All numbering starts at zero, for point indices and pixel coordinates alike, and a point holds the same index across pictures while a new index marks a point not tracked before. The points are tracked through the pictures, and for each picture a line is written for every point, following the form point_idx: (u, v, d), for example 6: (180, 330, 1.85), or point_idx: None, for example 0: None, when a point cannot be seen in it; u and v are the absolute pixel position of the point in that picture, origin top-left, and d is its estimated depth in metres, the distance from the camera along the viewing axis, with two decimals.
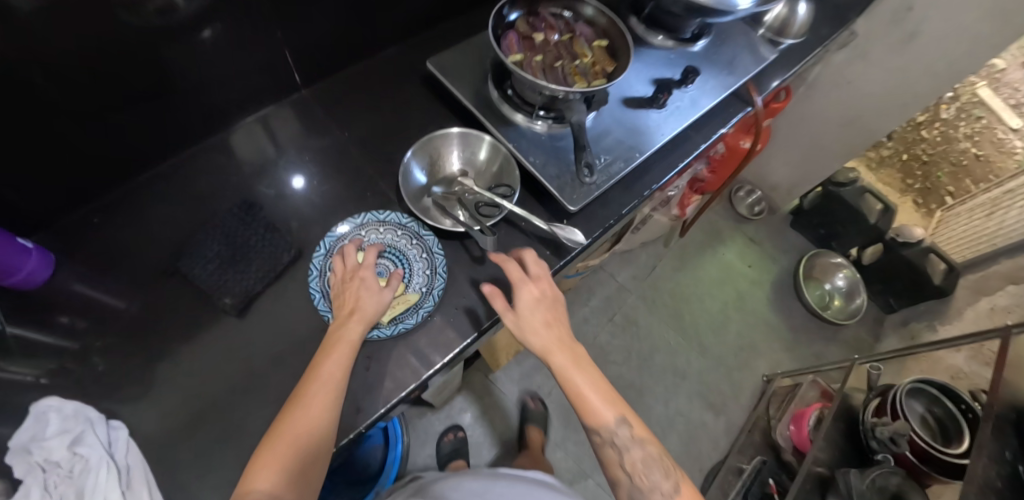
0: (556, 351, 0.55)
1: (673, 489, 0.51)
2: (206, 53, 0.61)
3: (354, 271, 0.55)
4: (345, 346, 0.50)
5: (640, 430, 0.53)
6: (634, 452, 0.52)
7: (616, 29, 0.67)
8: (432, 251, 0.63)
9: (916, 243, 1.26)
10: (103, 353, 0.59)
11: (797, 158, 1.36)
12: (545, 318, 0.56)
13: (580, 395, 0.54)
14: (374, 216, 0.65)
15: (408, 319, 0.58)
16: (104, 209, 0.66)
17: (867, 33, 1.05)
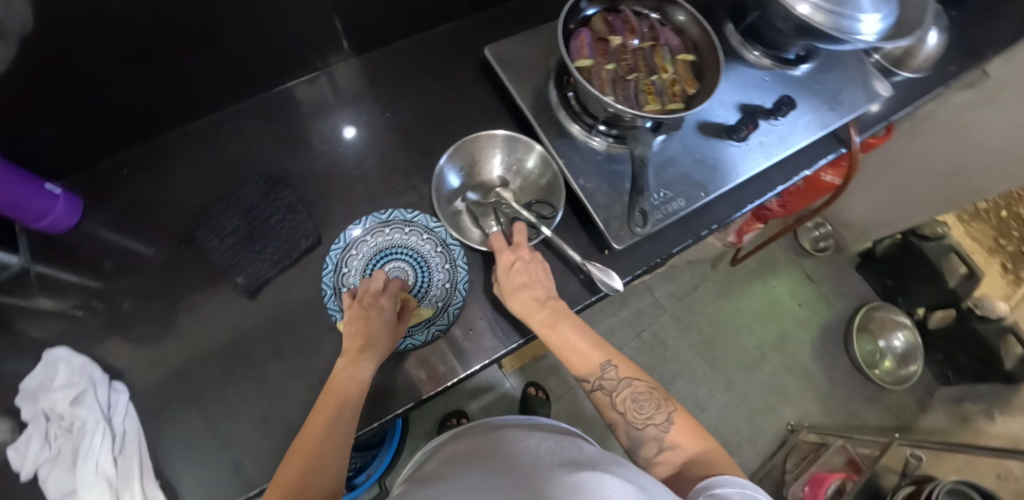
0: (531, 304, 0.51)
1: (668, 420, 0.46)
2: (239, 14, 0.59)
3: (372, 298, 0.51)
4: (354, 388, 0.47)
5: (624, 368, 0.49)
6: (623, 390, 0.48)
7: (709, 43, 0.58)
8: (456, 263, 0.59)
9: (996, 319, 1.13)
10: (123, 307, 0.62)
11: (879, 198, 1.22)
12: (518, 274, 0.52)
13: (562, 348, 0.50)
14: (402, 214, 0.60)
15: (418, 336, 0.55)
16: (134, 160, 0.68)
17: (1001, 77, 0.89)
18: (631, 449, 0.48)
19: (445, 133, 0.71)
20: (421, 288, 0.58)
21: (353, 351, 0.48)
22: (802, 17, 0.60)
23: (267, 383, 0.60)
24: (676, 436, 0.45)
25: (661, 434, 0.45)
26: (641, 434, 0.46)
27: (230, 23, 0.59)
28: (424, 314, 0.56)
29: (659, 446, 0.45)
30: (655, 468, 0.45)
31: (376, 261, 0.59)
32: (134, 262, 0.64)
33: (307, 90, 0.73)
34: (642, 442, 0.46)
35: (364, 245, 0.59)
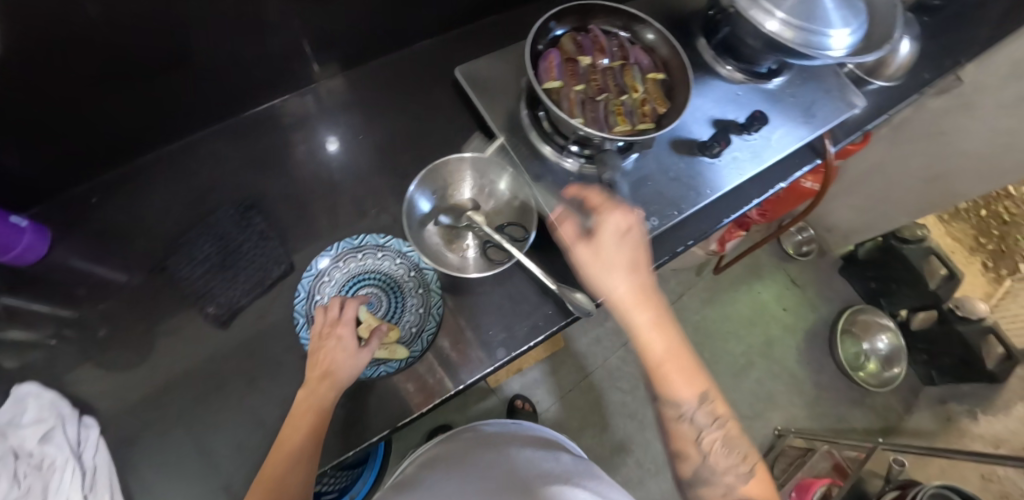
0: (638, 304, 0.47)
1: (748, 473, 0.44)
2: (204, 37, 0.58)
3: (330, 329, 0.50)
4: (314, 416, 0.47)
5: (719, 407, 0.45)
6: (713, 429, 0.44)
7: (677, 62, 0.59)
8: (429, 288, 0.59)
9: (976, 320, 1.14)
10: (94, 339, 0.61)
11: (860, 203, 1.23)
12: (633, 258, 0.48)
13: (657, 359, 0.46)
14: (374, 239, 0.61)
15: (391, 362, 0.56)
16: (103, 188, 0.67)
17: (978, 83, 0.89)
18: (691, 484, 0.45)
19: (420, 155, 0.71)
20: (395, 314, 0.59)
21: (315, 379, 0.49)
22: (771, 33, 0.61)
23: (240, 413, 0.59)
24: (750, 490, 0.43)
25: (734, 486, 0.43)
26: (712, 476, 0.44)
27: (196, 45, 0.58)
28: (397, 340, 0.57)
29: (726, 492, 0.43)
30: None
31: (349, 287, 0.59)
32: (105, 291, 0.63)
33: (279, 113, 0.72)
34: (708, 483, 0.44)
35: (336, 272, 0.59)
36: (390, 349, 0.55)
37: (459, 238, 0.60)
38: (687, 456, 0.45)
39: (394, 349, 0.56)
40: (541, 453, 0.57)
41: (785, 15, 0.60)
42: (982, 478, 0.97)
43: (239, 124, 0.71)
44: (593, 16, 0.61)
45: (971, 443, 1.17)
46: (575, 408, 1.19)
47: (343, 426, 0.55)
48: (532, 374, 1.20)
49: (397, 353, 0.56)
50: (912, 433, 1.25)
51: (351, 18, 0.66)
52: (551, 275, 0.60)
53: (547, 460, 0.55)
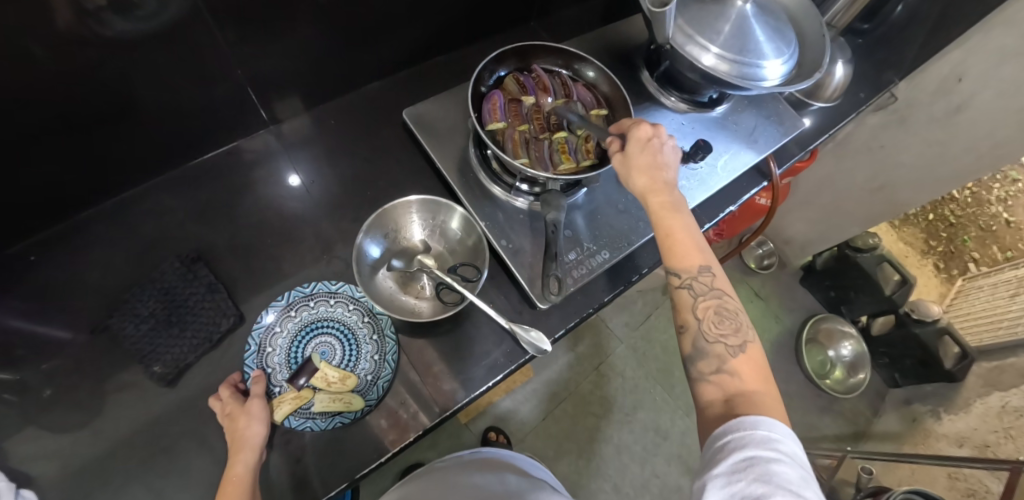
0: (658, 190, 0.50)
1: (740, 348, 0.43)
2: (144, 87, 0.57)
3: (229, 402, 0.53)
4: (244, 487, 0.47)
5: (720, 281, 0.46)
6: (708, 298, 0.45)
7: (619, 97, 0.61)
8: (384, 334, 0.59)
9: (931, 322, 1.19)
10: (28, 407, 0.58)
11: (814, 215, 1.28)
12: (656, 161, 0.51)
13: (667, 234, 0.48)
14: (327, 286, 0.60)
15: (347, 413, 0.55)
16: (42, 246, 0.64)
17: (909, 99, 0.93)
18: (687, 357, 0.44)
19: (372, 197, 0.72)
20: (350, 363, 0.58)
21: (230, 455, 0.49)
22: (708, 67, 0.63)
23: (189, 477, 0.56)
24: (739, 365, 0.42)
25: (726, 357, 0.42)
26: (707, 347, 0.43)
27: (139, 93, 0.58)
28: (353, 389, 0.56)
29: (718, 365, 0.42)
30: (706, 384, 0.41)
31: (301, 336, 0.58)
32: (43, 356, 0.60)
33: (228, 161, 0.72)
34: (702, 354, 0.43)
35: (288, 322, 0.59)
36: (349, 400, 0.55)
37: (414, 282, 0.60)
38: (685, 326, 0.45)
39: (349, 399, 0.55)
40: (488, 478, 0.61)
41: (719, 50, 0.63)
42: (949, 471, 0.96)
43: (189, 174, 0.71)
44: (535, 57, 0.63)
45: (937, 443, 1.11)
46: (549, 437, 1.18)
47: (300, 479, 0.54)
48: (504, 405, 1.19)
49: (353, 403, 0.55)
50: (881, 436, 1.28)
51: (295, 64, 0.67)
52: (508, 313, 0.60)
53: (493, 485, 0.59)
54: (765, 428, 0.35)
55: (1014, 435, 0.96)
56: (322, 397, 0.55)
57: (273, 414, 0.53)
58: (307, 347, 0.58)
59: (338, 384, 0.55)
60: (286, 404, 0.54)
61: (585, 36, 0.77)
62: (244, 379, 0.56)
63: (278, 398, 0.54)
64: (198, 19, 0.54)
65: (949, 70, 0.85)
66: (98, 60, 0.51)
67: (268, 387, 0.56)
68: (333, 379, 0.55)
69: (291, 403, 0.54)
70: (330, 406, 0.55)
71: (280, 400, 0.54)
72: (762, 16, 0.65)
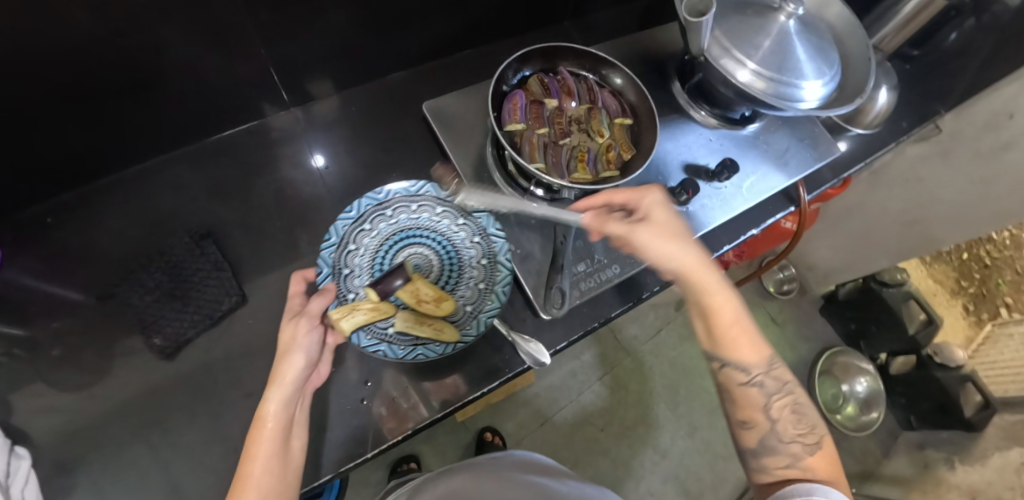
0: (705, 275, 0.49)
1: (816, 446, 0.47)
2: (169, 61, 0.57)
3: (288, 311, 0.49)
4: (276, 427, 0.43)
5: (785, 372, 0.49)
6: (782, 398, 0.48)
7: (645, 106, 0.59)
8: (496, 260, 0.56)
9: (954, 367, 1.16)
10: (31, 367, 0.59)
11: (842, 244, 1.24)
12: (668, 243, 0.49)
13: (716, 321, 0.49)
14: (436, 190, 0.58)
15: (432, 345, 0.53)
16: (59, 209, 0.65)
17: (954, 132, 0.89)
18: (751, 451, 0.48)
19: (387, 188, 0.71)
20: (449, 284, 0.56)
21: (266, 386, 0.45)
22: (743, 83, 0.60)
23: (178, 452, 0.57)
24: (815, 462, 0.45)
25: (801, 455, 0.46)
26: (780, 445, 0.47)
27: (162, 66, 0.58)
28: (447, 315, 0.54)
29: (789, 461, 0.46)
30: (770, 476, 0.46)
31: (395, 239, 0.57)
32: (52, 316, 0.61)
33: (247, 139, 0.72)
34: (771, 450, 0.47)
35: (382, 221, 0.57)
36: (440, 328, 0.53)
37: None
38: (751, 422, 0.48)
39: (441, 328, 0.53)
40: (549, 480, 0.63)
41: (756, 66, 0.60)
42: None
43: (207, 148, 0.71)
44: (561, 58, 0.61)
45: (947, 493, 1.06)
46: (546, 444, 1.17)
47: None
48: (502, 406, 1.18)
49: (445, 334, 0.53)
50: (888, 479, 1.23)
51: (321, 49, 0.67)
52: (511, 319, 0.59)
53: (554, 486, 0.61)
54: (820, 494, 0.41)
55: None
56: (410, 317, 0.52)
57: (343, 320, 0.48)
58: (400, 253, 0.57)
59: (431, 304, 0.53)
60: (360, 314, 0.50)
61: (619, 41, 0.75)
62: (317, 274, 0.53)
63: (354, 305, 0.50)
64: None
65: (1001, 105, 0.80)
66: (124, 32, 0.51)
67: (344, 289, 0.54)
68: (427, 297, 0.53)
69: (366, 314, 0.50)
70: (418, 329, 0.52)
71: (355, 309, 0.50)
72: (806, 34, 0.62)
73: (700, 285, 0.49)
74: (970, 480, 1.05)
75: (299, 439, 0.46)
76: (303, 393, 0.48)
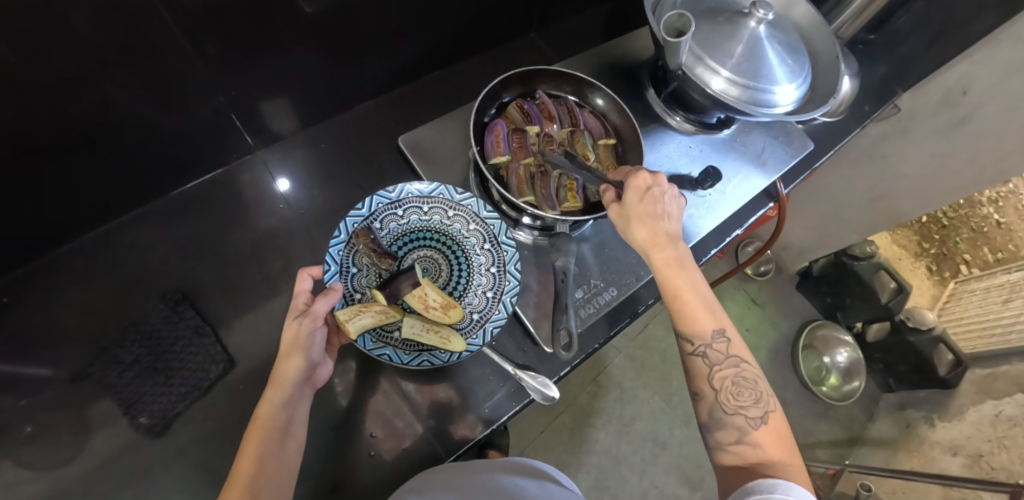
0: (666, 248, 0.47)
1: (762, 419, 0.43)
2: (120, 121, 0.55)
3: (291, 308, 0.47)
4: (272, 428, 0.42)
5: (736, 346, 0.45)
6: (726, 368, 0.44)
7: (628, 126, 0.58)
8: (506, 269, 0.55)
9: (926, 330, 1.21)
10: (17, 458, 0.59)
11: (812, 223, 1.27)
12: (656, 212, 0.47)
13: (677, 295, 0.46)
14: (448, 193, 0.56)
15: (437, 354, 0.51)
16: (15, 287, 0.62)
17: (912, 110, 0.91)
18: (704, 424, 0.45)
19: None
20: (457, 290, 0.55)
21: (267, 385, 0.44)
22: (717, 91, 0.60)
23: None
24: (762, 436, 0.42)
25: (748, 429, 0.42)
26: (726, 418, 0.43)
27: (113, 126, 0.55)
28: (454, 323, 0.51)
29: (739, 436, 0.42)
30: (724, 453, 0.43)
31: (401, 243, 0.55)
32: (31, 395, 0.61)
33: (210, 190, 0.71)
34: (721, 424, 0.44)
35: (392, 221, 0.55)
36: (446, 337, 0.50)
37: None
38: (700, 395, 0.45)
39: (447, 337, 0.50)
40: None
41: (730, 74, 0.60)
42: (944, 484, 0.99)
43: (169, 204, 0.69)
44: (539, 81, 0.60)
45: (931, 450, 1.12)
46: (550, 451, 1.17)
47: None
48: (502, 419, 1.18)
49: (451, 344, 0.50)
50: (875, 441, 1.29)
51: (276, 84, 0.64)
52: (512, 355, 0.57)
53: None
54: (781, 492, 0.36)
55: (1006, 445, 0.95)
56: (417, 323, 0.50)
57: (351, 321, 0.46)
58: (409, 256, 0.55)
59: (438, 312, 0.50)
60: (368, 317, 0.48)
61: (588, 51, 0.74)
62: (323, 271, 0.51)
63: (361, 306, 0.48)
64: (167, 37, 0.50)
65: (954, 80, 0.82)
66: (67, 93, 0.49)
67: (348, 289, 0.52)
68: (434, 304, 0.50)
69: (373, 318, 0.48)
70: (424, 337, 0.49)
71: (362, 311, 0.48)
72: (775, 37, 0.62)
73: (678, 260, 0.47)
74: (951, 436, 1.11)
75: (295, 441, 0.44)
76: (304, 393, 0.47)
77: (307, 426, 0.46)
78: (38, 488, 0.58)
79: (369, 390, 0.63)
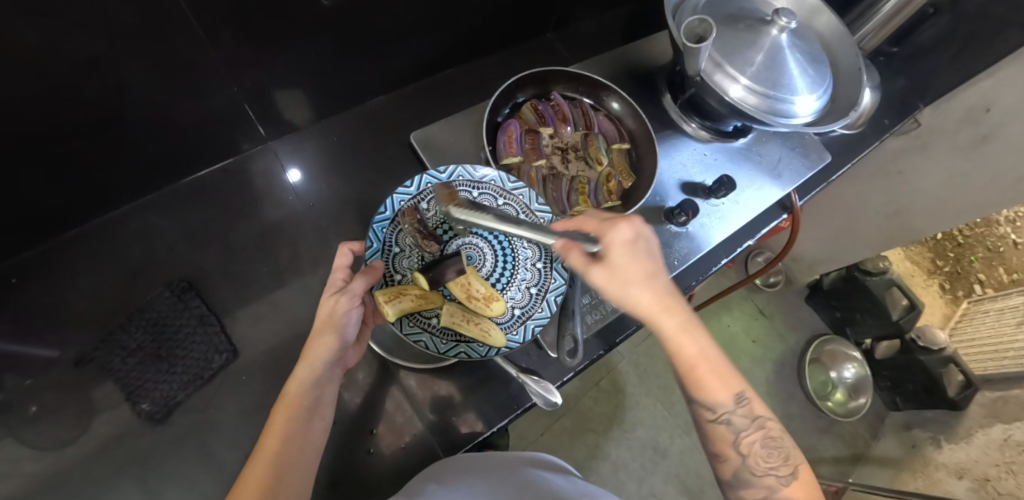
0: (669, 311, 0.41)
1: (792, 477, 0.41)
2: (134, 105, 0.55)
3: (328, 284, 0.45)
4: (300, 408, 0.41)
5: (758, 406, 0.43)
6: (752, 432, 0.42)
7: (644, 132, 0.58)
8: (552, 266, 0.52)
9: (937, 349, 1.19)
10: (21, 438, 0.59)
11: (824, 235, 1.26)
12: (645, 270, 0.41)
13: (689, 366, 0.42)
14: (501, 181, 0.51)
15: (476, 345, 0.48)
16: (24, 267, 0.63)
17: (931, 126, 0.89)
18: (728, 483, 0.44)
19: None
20: (500, 282, 0.52)
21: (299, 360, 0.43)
22: (736, 99, 0.59)
23: None
24: (794, 493, 0.41)
25: (776, 490, 0.41)
26: (754, 479, 0.42)
27: (126, 112, 0.55)
28: (495, 316, 0.48)
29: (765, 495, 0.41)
30: None
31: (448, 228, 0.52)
32: (37, 376, 0.61)
33: (221, 179, 0.71)
34: (744, 484, 0.42)
35: (438, 203, 0.51)
36: (487, 329, 0.48)
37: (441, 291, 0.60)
38: (724, 457, 0.43)
39: (488, 329, 0.48)
40: None
41: (749, 81, 0.59)
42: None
43: (180, 192, 0.70)
44: (554, 82, 0.60)
45: (936, 471, 1.10)
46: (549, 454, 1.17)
47: None
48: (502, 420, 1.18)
49: (492, 337, 0.48)
50: (879, 460, 1.28)
51: (288, 76, 0.64)
52: (517, 358, 0.56)
53: None
54: None
55: (1014, 470, 0.92)
56: (458, 312, 0.48)
57: (389, 304, 0.44)
58: (453, 241, 0.52)
59: (480, 304, 0.48)
60: (407, 300, 0.45)
61: (606, 54, 0.73)
62: (366, 248, 0.49)
63: (400, 289, 0.45)
64: (183, 25, 0.50)
65: (976, 97, 0.81)
66: (80, 79, 0.49)
67: (389, 270, 0.49)
68: (478, 294, 0.48)
69: (412, 303, 0.45)
70: (463, 328, 0.47)
71: (401, 294, 0.45)
72: (797, 46, 0.61)
73: (673, 314, 0.41)
74: (956, 458, 1.09)
75: (323, 422, 0.43)
76: (336, 372, 0.45)
77: (335, 405, 0.45)
78: (39, 470, 0.58)
79: (371, 388, 0.63)
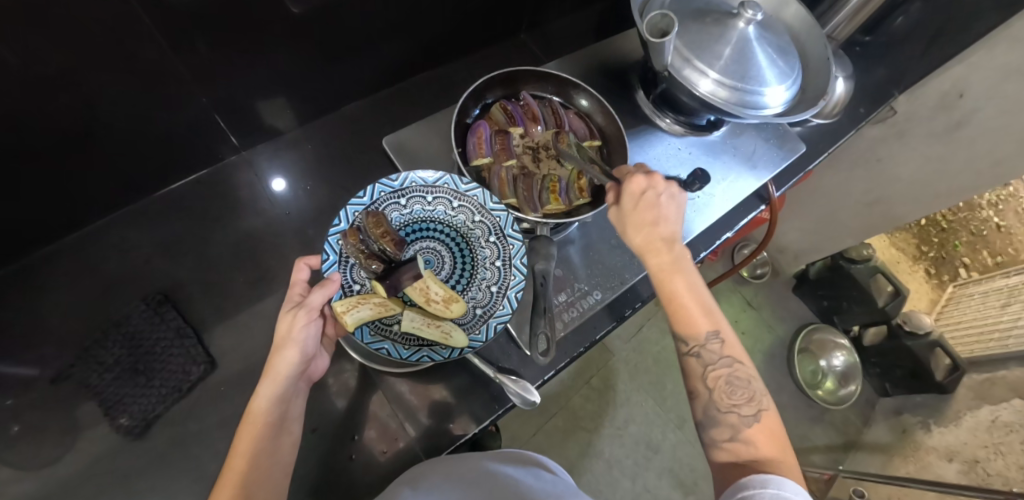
0: (672, 246, 0.48)
1: (755, 417, 0.42)
2: (103, 121, 0.55)
3: (286, 300, 0.45)
4: (266, 425, 0.41)
5: (733, 347, 0.45)
6: (720, 367, 0.44)
7: (614, 129, 0.58)
8: (511, 263, 0.52)
9: (923, 334, 1.20)
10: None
11: (807, 226, 1.27)
12: (652, 215, 0.48)
13: (673, 298, 0.47)
14: (455, 183, 0.53)
15: (437, 349, 0.49)
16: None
17: (907, 114, 0.90)
18: (699, 423, 0.45)
19: None
20: (460, 283, 0.52)
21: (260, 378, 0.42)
22: (706, 94, 0.60)
23: None
24: (755, 433, 0.42)
25: (739, 427, 0.42)
26: (719, 415, 0.43)
27: (95, 128, 0.55)
28: (456, 317, 0.48)
29: (732, 433, 0.42)
30: (718, 450, 0.43)
31: (407, 232, 0.52)
32: (14, 396, 0.60)
33: (197, 190, 0.71)
34: (715, 422, 0.44)
35: (395, 210, 0.51)
36: (448, 331, 0.47)
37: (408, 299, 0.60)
38: (695, 393, 0.45)
39: (449, 331, 0.47)
40: None
41: (718, 75, 0.60)
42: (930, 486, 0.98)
43: (156, 205, 0.69)
44: (524, 82, 0.60)
45: (926, 455, 1.10)
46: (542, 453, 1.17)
47: None
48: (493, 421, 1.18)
49: (454, 338, 0.47)
50: (870, 446, 1.29)
51: (260, 86, 0.64)
52: (497, 359, 0.56)
53: None
54: (775, 487, 0.36)
55: (1003, 451, 0.93)
56: (418, 316, 0.47)
57: (348, 313, 0.44)
58: (412, 247, 0.52)
59: (440, 306, 0.47)
60: (366, 309, 0.45)
61: (578, 53, 0.73)
62: (321, 261, 0.48)
63: (358, 298, 0.45)
64: (149, 38, 0.50)
65: (952, 84, 0.82)
66: (44, 96, 0.48)
67: (346, 282, 0.49)
68: (437, 297, 0.47)
69: (372, 310, 0.45)
70: (424, 332, 0.47)
71: (360, 303, 0.45)
72: (765, 37, 0.62)
73: (678, 254, 0.48)
74: (946, 441, 1.10)
75: (290, 437, 0.44)
76: (300, 386, 0.45)
77: (301, 419, 0.45)
78: (18, 491, 0.58)
79: (353, 394, 0.63)
